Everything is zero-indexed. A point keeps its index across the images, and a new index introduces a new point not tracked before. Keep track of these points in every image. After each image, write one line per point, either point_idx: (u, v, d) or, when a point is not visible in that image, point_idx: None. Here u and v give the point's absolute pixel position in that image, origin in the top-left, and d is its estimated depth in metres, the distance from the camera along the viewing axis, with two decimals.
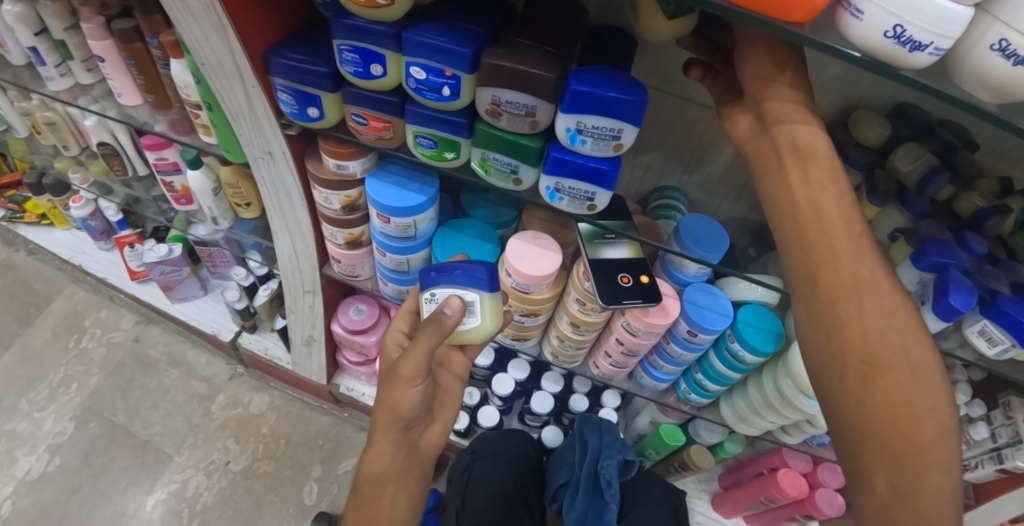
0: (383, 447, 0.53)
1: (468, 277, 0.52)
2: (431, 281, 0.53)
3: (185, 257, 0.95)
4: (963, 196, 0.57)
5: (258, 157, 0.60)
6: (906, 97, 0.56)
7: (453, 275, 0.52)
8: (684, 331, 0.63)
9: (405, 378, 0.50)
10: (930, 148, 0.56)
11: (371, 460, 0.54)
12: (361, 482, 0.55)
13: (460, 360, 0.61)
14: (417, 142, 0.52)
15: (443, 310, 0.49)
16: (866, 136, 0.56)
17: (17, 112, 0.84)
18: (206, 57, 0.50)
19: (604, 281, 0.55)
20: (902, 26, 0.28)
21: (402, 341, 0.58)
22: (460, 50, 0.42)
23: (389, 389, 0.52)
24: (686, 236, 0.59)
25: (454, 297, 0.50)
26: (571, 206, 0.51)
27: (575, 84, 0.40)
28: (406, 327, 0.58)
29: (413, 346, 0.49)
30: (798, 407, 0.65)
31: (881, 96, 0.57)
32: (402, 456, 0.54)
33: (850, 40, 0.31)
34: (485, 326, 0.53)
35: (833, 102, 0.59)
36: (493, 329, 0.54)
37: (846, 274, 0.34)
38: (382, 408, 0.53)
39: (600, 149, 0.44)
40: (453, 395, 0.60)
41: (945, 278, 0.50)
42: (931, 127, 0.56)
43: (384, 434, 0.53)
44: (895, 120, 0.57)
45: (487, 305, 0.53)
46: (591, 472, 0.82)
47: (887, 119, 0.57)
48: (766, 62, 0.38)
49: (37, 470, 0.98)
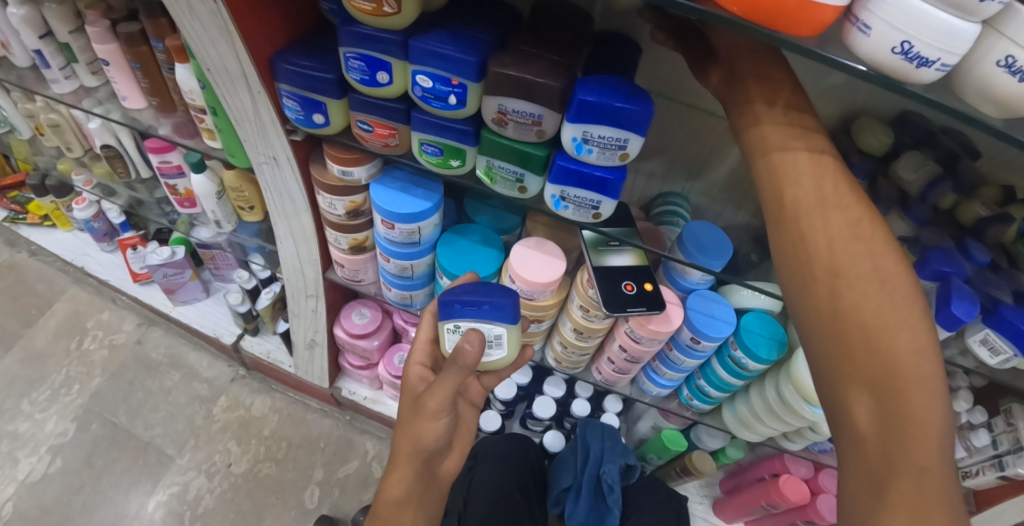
0: (404, 474, 0.52)
1: (496, 313, 0.52)
2: (456, 312, 0.52)
3: (188, 259, 0.95)
4: (965, 204, 0.57)
5: (262, 162, 0.60)
6: (909, 106, 0.56)
7: (480, 309, 0.52)
8: (687, 338, 0.63)
9: (431, 414, 0.50)
10: (932, 156, 0.57)
11: (390, 488, 0.52)
12: (381, 506, 0.53)
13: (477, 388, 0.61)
14: (422, 150, 0.52)
15: (463, 345, 0.48)
16: (870, 144, 0.56)
17: (20, 113, 0.84)
18: (212, 63, 0.50)
19: (608, 288, 0.55)
20: (909, 42, 0.28)
21: (423, 373, 0.57)
22: (466, 58, 0.42)
23: (414, 422, 0.51)
24: (689, 243, 0.59)
25: (472, 332, 0.49)
26: (576, 215, 0.51)
27: (582, 94, 0.40)
28: (425, 360, 0.58)
29: (440, 381, 0.50)
30: (800, 414, 0.65)
31: (885, 105, 0.57)
32: (421, 482, 0.53)
33: (857, 55, 0.31)
34: (506, 357, 0.55)
35: (836, 109, 0.59)
36: (511, 358, 0.56)
37: (846, 257, 0.32)
38: (405, 437, 0.52)
39: (606, 158, 0.44)
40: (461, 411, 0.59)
41: (946, 286, 0.51)
42: (934, 134, 0.56)
43: (405, 463, 0.52)
44: (897, 128, 0.57)
45: (513, 336, 0.54)
46: (593, 477, 0.82)
47: (890, 127, 0.58)
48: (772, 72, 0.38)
49: (39, 471, 0.98)
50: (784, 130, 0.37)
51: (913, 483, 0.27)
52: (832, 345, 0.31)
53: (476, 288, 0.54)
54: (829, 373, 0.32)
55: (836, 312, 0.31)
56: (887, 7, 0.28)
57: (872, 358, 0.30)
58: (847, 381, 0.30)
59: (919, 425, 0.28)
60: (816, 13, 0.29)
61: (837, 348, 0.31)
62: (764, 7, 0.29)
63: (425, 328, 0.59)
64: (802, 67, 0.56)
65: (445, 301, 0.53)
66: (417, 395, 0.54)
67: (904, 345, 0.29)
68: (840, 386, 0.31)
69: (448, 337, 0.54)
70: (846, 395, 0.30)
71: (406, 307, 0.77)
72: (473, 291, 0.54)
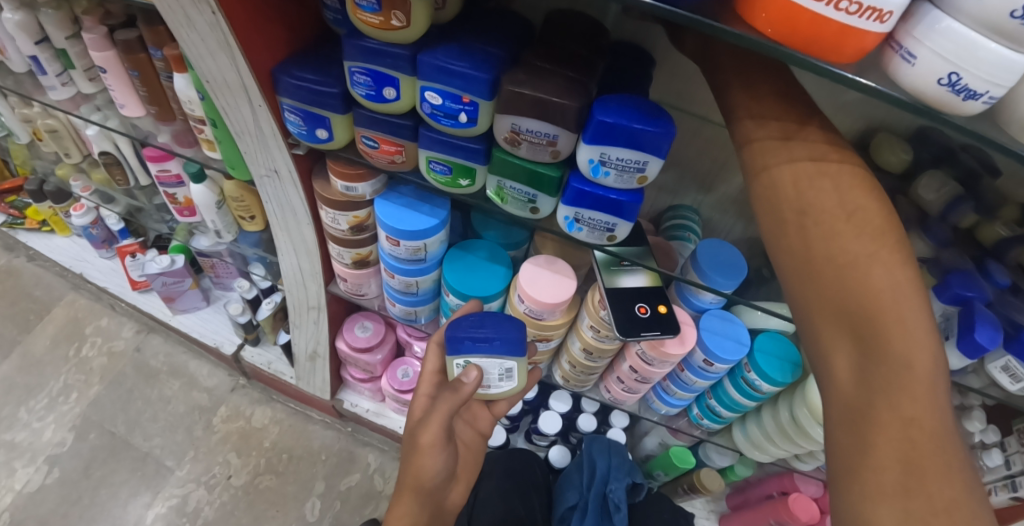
0: (407, 509, 0.51)
1: (507, 348, 0.50)
2: (465, 349, 0.51)
3: (187, 268, 0.94)
4: (986, 225, 0.54)
5: (263, 175, 0.58)
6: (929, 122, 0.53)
7: (492, 345, 0.51)
8: (700, 360, 0.61)
9: (425, 448, 0.52)
10: (952, 175, 0.54)
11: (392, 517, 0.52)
12: None
13: (485, 416, 0.61)
14: (430, 167, 0.50)
15: (460, 377, 0.51)
16: (887, 161, 0.54)
17: (18, 118, 0.82)
18: (212, 75, 0.48)
19: (620, 310, 0.53)
20: (957, 73, 0.26)
21: (428, 404, 0.55)
22: (478, 76, 0.40)
23: (411, 459, 0.52)
24: (703, 262, 0.56)
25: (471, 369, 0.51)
26: (590, 236, 0.49)
27: (599, 115, 0.38)
28: (431, 391, 0.55)
29: (435, 408, 0.52)
30: (813, 437, 0.63)
31: (905, 120, 0.54)
32: (427, 513, 0.52)
33: (898, 83, 0.29)
34: (515, 387, 0.55)
35: (851, 126, 0.57)
36: (519, 387, 0.56)
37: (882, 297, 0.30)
38: (406, 487, 0.52)
39: (623, 181, 0.42)
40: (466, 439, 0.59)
41: (968, 311, 0.49)
42: (953, 151, 0.54)
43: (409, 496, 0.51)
44: (915, 144, 0.55)
45: (522, 367, 0.53)
46: (599, 495, 0.80)
47: (908, 142, 0.55)
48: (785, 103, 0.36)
49: (36, 482, 0.97)
50: (801, 157, 0.35)
51: (899, 435, 0.26)
52: (815, 306, 0.32)
53: (482, 320, 0.52)
54: (832, 371, 0.31)
55: (813, 273, 0.32)
56: (935, 35, 0.26)
57: (853, 317, 0.30)
58: (830, 340, 0.31)
59: (904, 376, 0.27)
60: (858, 40, 0.26)
61: (820, 310, 0.31)
62: (802, 33, 0.27)
63: (432, 360, 0.56)
64: (817, 83, 0.53)
65: (452, 337, 0.51)
66: (412, 426, 0.54)
67: (886, 302, 0.29)
68: (825, 345, 0.31)
69: (455, 371, 0.52)
70: (830, 352, 0.31)
71: (410, 323, 0.75)
72: (479, 324, 0.52)
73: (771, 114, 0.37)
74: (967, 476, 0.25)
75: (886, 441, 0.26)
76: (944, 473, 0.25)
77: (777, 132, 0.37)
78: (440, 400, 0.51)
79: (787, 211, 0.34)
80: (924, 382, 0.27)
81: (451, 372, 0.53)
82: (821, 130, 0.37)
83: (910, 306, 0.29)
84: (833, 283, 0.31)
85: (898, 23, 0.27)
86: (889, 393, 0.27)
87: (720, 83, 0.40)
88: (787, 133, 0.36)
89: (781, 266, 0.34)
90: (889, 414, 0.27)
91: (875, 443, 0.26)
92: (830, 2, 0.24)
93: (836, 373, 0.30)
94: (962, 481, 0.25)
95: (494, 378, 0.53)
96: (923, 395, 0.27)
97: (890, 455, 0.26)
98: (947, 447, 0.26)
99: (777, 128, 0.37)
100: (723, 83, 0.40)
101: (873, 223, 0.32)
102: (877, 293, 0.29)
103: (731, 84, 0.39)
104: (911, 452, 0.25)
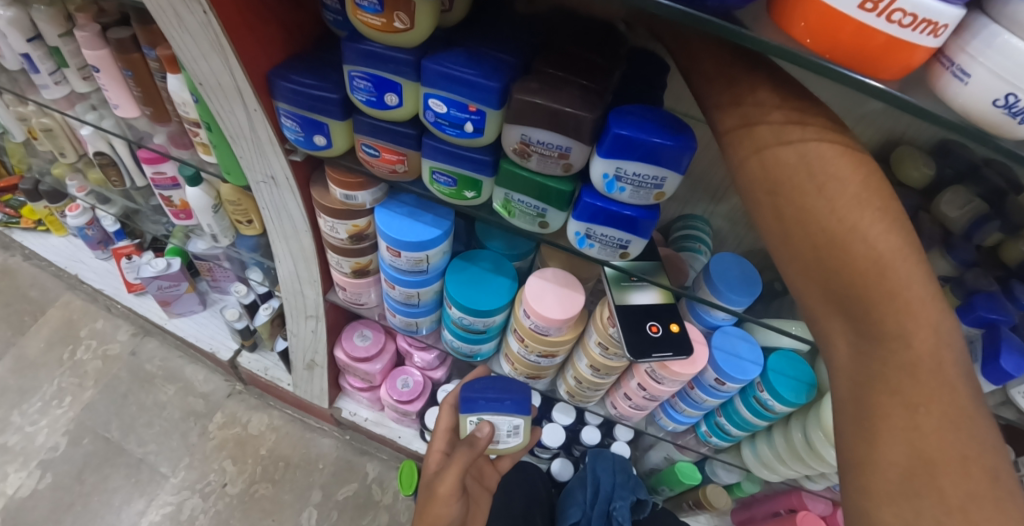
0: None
1: (516, 407, 0.56)
2: (478, 407, 0.56)
3: (184, 271, 0.92)
4: (1012, 242, 0.48)
5: (260, 181, 0.56)
6: (952, 134, 0.47)
7: (502, 404, 0.56)
8: (711, 379, 0.59)
9: (442, 498, 0.53)
10: (975, 192, 0.47)
11: None
12: None
13: (492, 472, 0.68)
14: (434, 179, 0.48)
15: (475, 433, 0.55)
16: (909, 176, 0.48)
17: (12, 117, 0.80)
18: (205, 77, 0.45)
19: (631, 328, 0.51)
20: (1014, 94, 0.23)
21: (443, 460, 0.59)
22: (487, 84, 0.37)
23: (426, 508, 0.53)
24: (716, 278, 0.54)
25: (483, 425, 0.56)
26: (601, 253, 0.47)
27: (615, 127, 0.36)
28: (445, 448, 0.59)
29: (452, 461, 0.54)
30: (825, 459, 0.61)
31: (926, 130, 0.48)
32: None
33: (946, 103, 0.26)
34: (522, 442, 0.59)
35: (869, 138, 0.51)
36: (525, 442, 0.61)
37: (919, 333, 0.27)
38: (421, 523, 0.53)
39: (639, 197, 0.40)
40: (478, 498, 0.63)
41: (995, 336, 0.46)
42: (976, 166, 0.47)
43: None
44: (938, 159, 0.48)
45: (528, 426, 0.58)
46: (603, 512, 0.79)
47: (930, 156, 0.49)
48: (760, 84, 0.33)
49: (28, 487, 0.95)
50: (775, 145, 0.31)
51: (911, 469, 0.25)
52: (800, 283, 0.31)
53: (494, 383, 0.58)
54: (857, 411, 0.28)
55: (793, 251, 0.31)
56: (990, 51, 0.23)
57: (844, 297, 0.29)
58: (825, 321, 0.31)
59: (902, 358, 0.27)
60: (907, 55, 0.24)
61: (806, 287, 0.31)
62: (844, 47, 0.24)
63: (446, 417, 0.61)
64: (832, 89, 0.48)
65: (467, 395, 0.57)
66: (428, 480, 0.56)
67: (907, 313, 0.27)
68: (821, 326, 0.31)
69: (468, 428, 0.57)
70: (826, 333, 0.31)
71: (411, 333, 0.73)
72: (492, 386, 0.58)
73: (767, 96, 0.32)
74: (988, 460, 0.25)
75: (890, 438, 0.26)
76: (952, 458, 0.25)
77: (771, 112, 0.32)
78: (459, 454, 0.54)
79: (775, 215, 0.31)
80: (928, 360, 0.27)
81: (465, 429, 0.57)
82: (811, 105, 0.32)
83: (899, 274, 0.28)
84: (813, 259, 0.30)
85: (949, 38, 0.25)
86: (894, 392, 0.27)
87: (704, 63, 0.35)
88: (778, 115, 0.32)
89: (791, 279, 0.32)
90: (890, 402, 0.27)
91: (879, 436, 0.27)
92: (882, 13, 0.22)
93: (836, 355, 0.31)
94: (997, 509, 0.24)
95: (503, 435, 0.58)
96: (928, 375, 0.27)
97: (893, 451, 0.26)
98: (961, 422, 0.26)
99: (767, 114, 0.32)
100: (703, 67, 0.35)
101: (857, 182, 0.29)
102: (857, 268, 0.28)
103: (723, 59, 0.34)
104: (922, 448, 0.25)
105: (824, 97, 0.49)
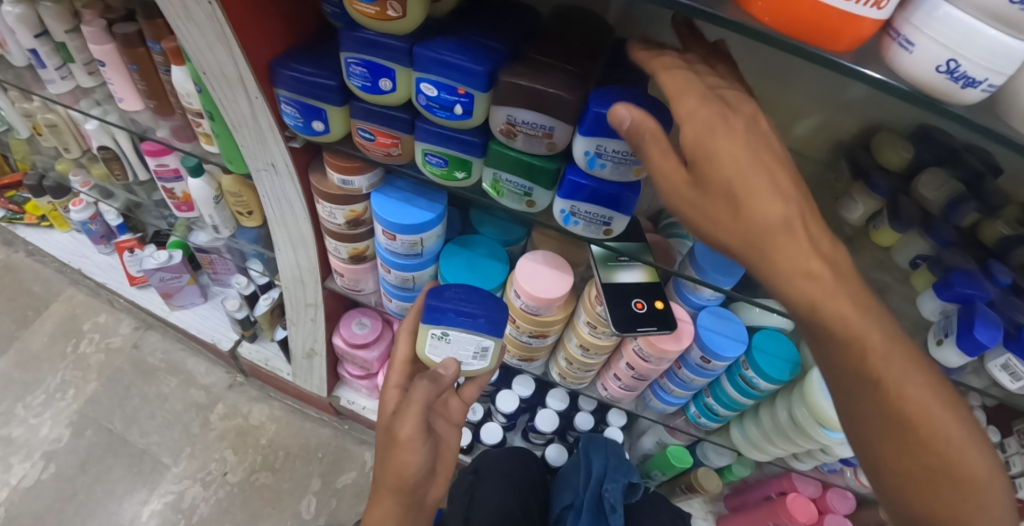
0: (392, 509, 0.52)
1: (490, 328, 0.53)
2: (448, 319, 0.53)
3: (185, 263, 0.94)
4: (986, 224, 0.49)
5: (260, 168, 0.58)
6: (931, 119, 0.48)
7: (476, 321, 0.53)
8: (697, 357, 0.61)
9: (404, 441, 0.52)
10: (954, 175, 0.49)
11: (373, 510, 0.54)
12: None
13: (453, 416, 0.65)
14: (426, 160, 0.50)
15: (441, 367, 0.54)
16: (887, 160, 0.50)
17: (18, 113, 0.82)
18: (208, 66, 0.48)
19: (618, 304, 0.53)
20: (955, 60, 0.26)
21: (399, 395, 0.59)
22: (476, 69, 0.40)
23: (390, 458, 0.53)
24: (701, 259, 0.55)
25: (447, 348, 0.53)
26: (586, 230, 0.49)
27: (596, 106, 0.38)
28: (401, 382, 0.60)
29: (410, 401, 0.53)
30: (814, 437, 0.63)
31: (905, 116, 0.49)
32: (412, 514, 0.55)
33: (898, 73, 0.28)
34: (485, 366, 0.57)
35: (849, 125, 0.52)
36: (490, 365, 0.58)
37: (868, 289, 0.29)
38: (386, 474, 0.53)
39: (620, 173, 0.42)
40: None
41: (971, 312, 0.46)
42: (957, 151, 0.48)
43: (389, 498, 0.53)
44: (919, 144, 0.50)
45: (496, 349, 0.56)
46: (595, 494, 0.79)
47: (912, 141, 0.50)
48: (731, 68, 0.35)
49: (32, 477, 0.97)
50: None
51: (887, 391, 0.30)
52: None
53: (468, 296, 0.54)
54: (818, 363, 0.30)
55: None
56: (932, 21, 0.25)
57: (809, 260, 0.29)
58: None
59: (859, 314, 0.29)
60: (856, 28, 0.26)
61: None
62: (800, 22, 0.27)
63: (403, 347, 0.60)
64: (814, 80, 0.49)
65: (439, 308, 0.53)
66: (388, 425, 0.56)
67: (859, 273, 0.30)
68: None
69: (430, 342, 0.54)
70: None
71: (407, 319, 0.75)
72: (466, 299, 0.54)
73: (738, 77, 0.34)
74: None
75: None
76: None
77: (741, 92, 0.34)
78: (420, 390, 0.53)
79: None
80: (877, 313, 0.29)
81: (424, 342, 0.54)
82: None
83: None
84: None
85: (897, 11, 0.27)
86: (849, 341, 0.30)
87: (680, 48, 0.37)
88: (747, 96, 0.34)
89: None
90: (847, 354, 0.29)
91: None
92: None
93: None
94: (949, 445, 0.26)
95: (469, 356, 0.55)
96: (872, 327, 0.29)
97: None
98: None
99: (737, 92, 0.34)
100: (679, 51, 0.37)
101: None
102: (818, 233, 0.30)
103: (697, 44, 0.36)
104: None
105: (811, 87, 0.50)
